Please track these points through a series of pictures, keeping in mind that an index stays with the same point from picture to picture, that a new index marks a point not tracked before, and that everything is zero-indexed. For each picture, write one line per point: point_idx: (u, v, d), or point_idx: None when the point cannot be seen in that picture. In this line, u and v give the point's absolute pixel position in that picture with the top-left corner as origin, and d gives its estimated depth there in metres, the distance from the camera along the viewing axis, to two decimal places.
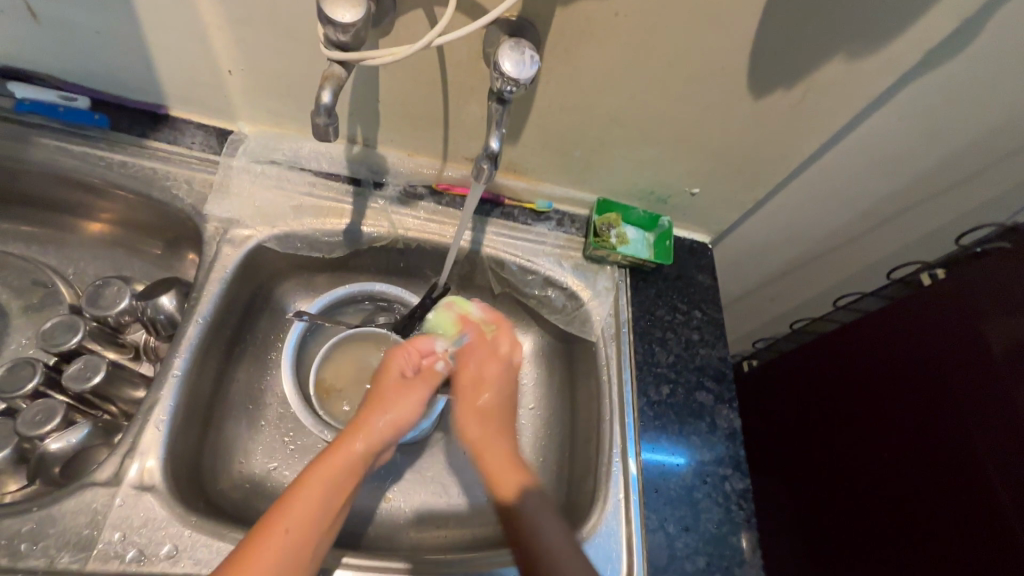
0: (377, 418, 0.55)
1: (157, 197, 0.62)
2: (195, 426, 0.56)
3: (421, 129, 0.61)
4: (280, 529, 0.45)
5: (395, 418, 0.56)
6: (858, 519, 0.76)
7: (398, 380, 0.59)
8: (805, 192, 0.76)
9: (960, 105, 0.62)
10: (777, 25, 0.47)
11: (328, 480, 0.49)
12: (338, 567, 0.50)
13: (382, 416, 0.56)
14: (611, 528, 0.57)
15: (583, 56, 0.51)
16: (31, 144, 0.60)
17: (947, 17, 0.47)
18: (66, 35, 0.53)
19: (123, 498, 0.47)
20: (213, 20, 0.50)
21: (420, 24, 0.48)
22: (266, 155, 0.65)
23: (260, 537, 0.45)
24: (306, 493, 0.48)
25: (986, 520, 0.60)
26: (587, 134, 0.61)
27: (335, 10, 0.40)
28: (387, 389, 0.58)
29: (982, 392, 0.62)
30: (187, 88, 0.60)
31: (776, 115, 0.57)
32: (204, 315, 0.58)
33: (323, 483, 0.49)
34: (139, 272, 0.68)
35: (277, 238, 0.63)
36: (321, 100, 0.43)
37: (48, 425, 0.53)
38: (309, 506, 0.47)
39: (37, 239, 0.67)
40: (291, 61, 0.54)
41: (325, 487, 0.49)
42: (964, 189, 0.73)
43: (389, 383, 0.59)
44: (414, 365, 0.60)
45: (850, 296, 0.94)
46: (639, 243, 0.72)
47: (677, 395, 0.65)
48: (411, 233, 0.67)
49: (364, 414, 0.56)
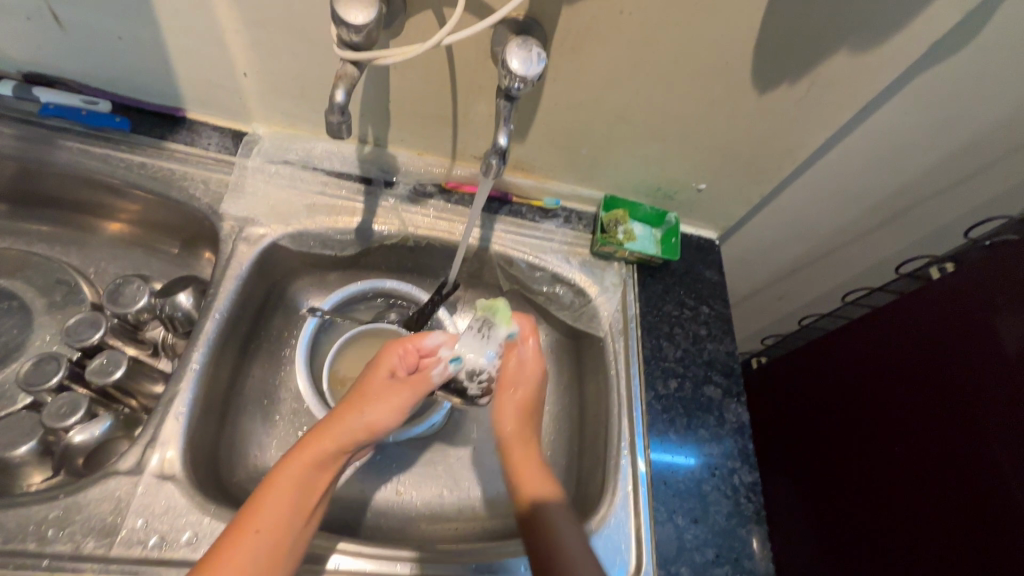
0: (354, 417, 0.50)
1: (175, 197, 0.64)
2: (212, 419, 0.57)
3: (431, 128, 0.63)
4: (252, 530, 0.43)
5: (374, 420, 0.51)
6: (870, 514, 0.76)
7: (387, 379, 0.54)
8: (812, 188, 0.77)
9: (966, 98, 0.62)
10: (779, 20, 0.48)
11: (301, 478, 0.47)
12: (346, 553, 0.51)
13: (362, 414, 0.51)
14: (621, 520, 0.57)
15: (589, 54, 0.52)
16: (55, 146, 0.62)
17: (951, 10, 0.47)
18: (89, 40, 0.55)
19: (145, 486, 0.49)
20: (230, 24, 0.52)
21: (429, 25, 0.50)
22: (279, 155, 0.67)
23: (233, 537, 0.43)
24: (279, 490, 0.46)
25: (998, 512, 0.59)
26: (593, 131, 0.62)
27: (348, 12, 0.41)
28: (370, 386, 0.53)
29: (993, 384, 0.62)
30: (204, 91, 0.62)
31: (781, 110, 0.58)
32: (221, 310, 0.59)
33: (297, 477, 0.47)
34: (157, 271, 0.70)
35: (290, 236, 0.65)
36: (335, 99, 0.44)
37: (72, 417, 0.55)
38: (280, 505, 0.45)
39: (59, 239, 0.70)
40: (304, 63, 0.56)
41: (296, 483, 0.46)
42: (972, 184, 0.73)
43: (376, 381, 0.54)
44: (409, 362, 0.55)
45: (858, 292, 0.94)
46: (646, 239, 0.72)
47: (685, 389, 0.66)
48: (421, 230, 0.68)
49: (343, 409, 0.51)
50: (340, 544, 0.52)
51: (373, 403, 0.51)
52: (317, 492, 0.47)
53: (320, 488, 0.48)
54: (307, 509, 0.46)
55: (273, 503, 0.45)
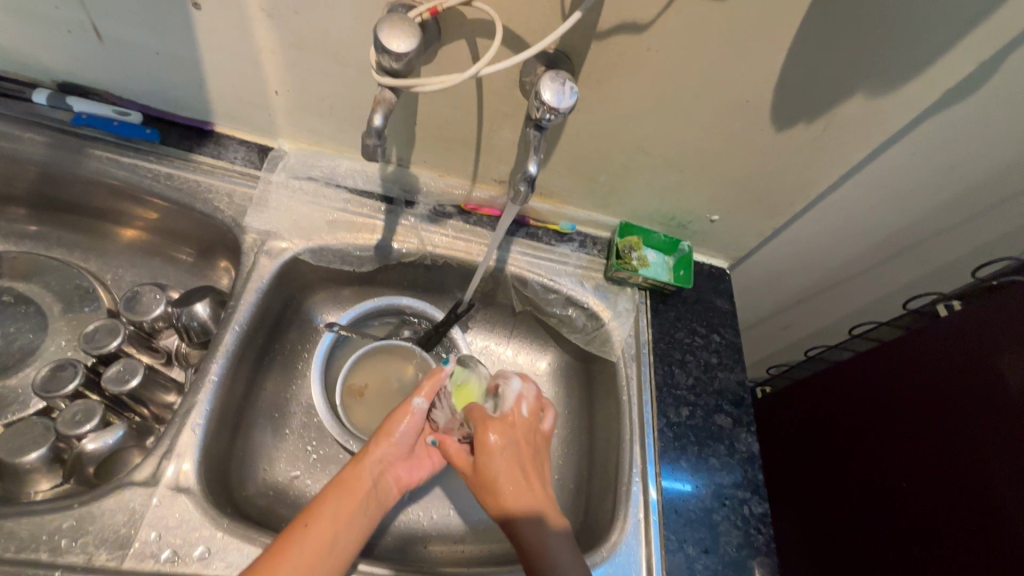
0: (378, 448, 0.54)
1: (199, 209, 0.64)
2: (227, 431, 0.57)
3: (454, 151, 0.64)
4: (302, 523, 0.47)
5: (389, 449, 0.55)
6: (875, 550, 0.76)
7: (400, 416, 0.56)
8: (822, 222, 0.78)
9: (977, 142, 0.64)
10: (798, 63, 0.50)
11: (343, 495, 0.50)
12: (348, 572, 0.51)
13: (384, 443, 0.55)
14: (631, 547, 0.57)
15: (614, 87, 0.54)
16: (84, 154, 0.63)
17: (966, 61, 0.49)
18: (125, 53, 0.57)
19: (160, 498, 0.49)
20: (268, 45, 0.53)
21: (463, 52, 0.51)
22: (304, 171, 0.68)
23: (288, 539, 0.45)
24: (325, 506, 0.49)
25: (1002, 551, 0.59)
26: (614, 159, 0.64)
27: (391, 40, 0.42)
28: (405, 420, 0.56)
29: (996, 421, 0.62)
30: (236, 107, 0.63)
31: (798, 146, 0.59)
32: (240, 324, 0.59)
33: (338, 501, 0.49)
34: (174, 280, 0.71)
35: (311, 251, 0.66)
36: (373, 123, 0.46)
37: (87, 425, 0.54)
38: (333, 530, 0.48)
39: (80, 246, 0.70)
40: (335, 84, 0.57)
41: (340, 498, 0.50)
42: (978, 224, 0.75)
43: (392, 423, 0.56)
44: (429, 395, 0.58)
45: (864, 325, 0.95)
46: (659, 266, 0.74)
47: (696, 417, 0.66)
48: (439, 250, 0.69)
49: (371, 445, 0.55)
50: (363, 565, 0.52)
51: (398, 459, 0.56)
52: (359, 512, 0.50)
53: (363, 506, 0.51)
54: (354, 519, 0.49)
55: (330, 510, 0.48)
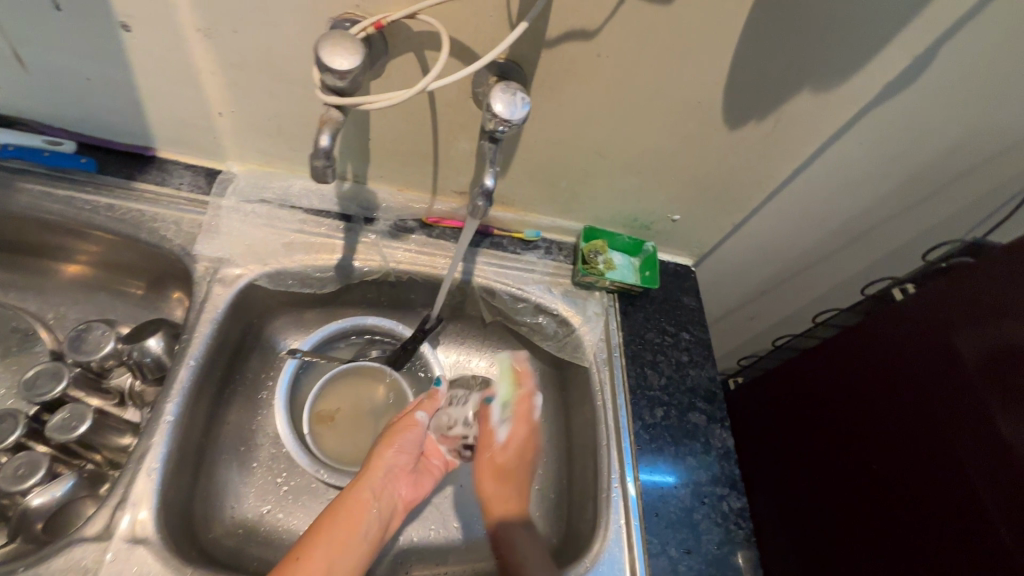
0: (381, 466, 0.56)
1: (145, 239, 0.61)
2: (187, 472, 0.54)
3: (411, 164, 0.63)
4: (295, 558, 0.47)
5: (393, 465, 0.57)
6: (851, 533, 0.78)
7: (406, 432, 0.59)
8: (780, 215, 0.80)
9: (918, 131, 0.66)
10: (744, 64, 0.51)
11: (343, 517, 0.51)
12: None
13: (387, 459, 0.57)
14: (615, 555, 0.57)
15: (567, 94, 0.54)
16: (13, 189, 0.59)
17: (902, 54, 0.50)
18: (53, 80, 0.53)
19: (115, 552, 0.46)
20: (206, 65, 0.51)
21: (411, 66, 0.50)
22: (255, 194, 0.66)
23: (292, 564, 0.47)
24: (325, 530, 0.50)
25: (973, 526, 0.61)
26: (573, 165, 0.63)
27: (333, 58, 0.41)
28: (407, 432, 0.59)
29: (956, 398, 0.65)
30: (179, 131, 0.61)
31: (751, 145, 0.61)
32: (195, 358, 0.57)
33: (338, 521, 0.51)
34: (122, 315, 0.67)
35: (268, 275, 0.63)
36: (320, 144, 0.44)
37: (32, 478, 0.51)
38: (337, 550, 0.49)
39: (15, 285, 0.66)
40: (282, 103, 0.55)
41: (339, 521, 0.51)
42: (924, 208, 0.78)
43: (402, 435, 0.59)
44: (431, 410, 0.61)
45: (826, 312, 0.98)
46: (625, 268, 0.74)
47: (671, 417, 0.66)
48: (402, 265, 0.67)
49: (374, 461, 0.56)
50: None
51: (400, 478, 0.57)
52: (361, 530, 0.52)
53: (365, 523, 0.52)
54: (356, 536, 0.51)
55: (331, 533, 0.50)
